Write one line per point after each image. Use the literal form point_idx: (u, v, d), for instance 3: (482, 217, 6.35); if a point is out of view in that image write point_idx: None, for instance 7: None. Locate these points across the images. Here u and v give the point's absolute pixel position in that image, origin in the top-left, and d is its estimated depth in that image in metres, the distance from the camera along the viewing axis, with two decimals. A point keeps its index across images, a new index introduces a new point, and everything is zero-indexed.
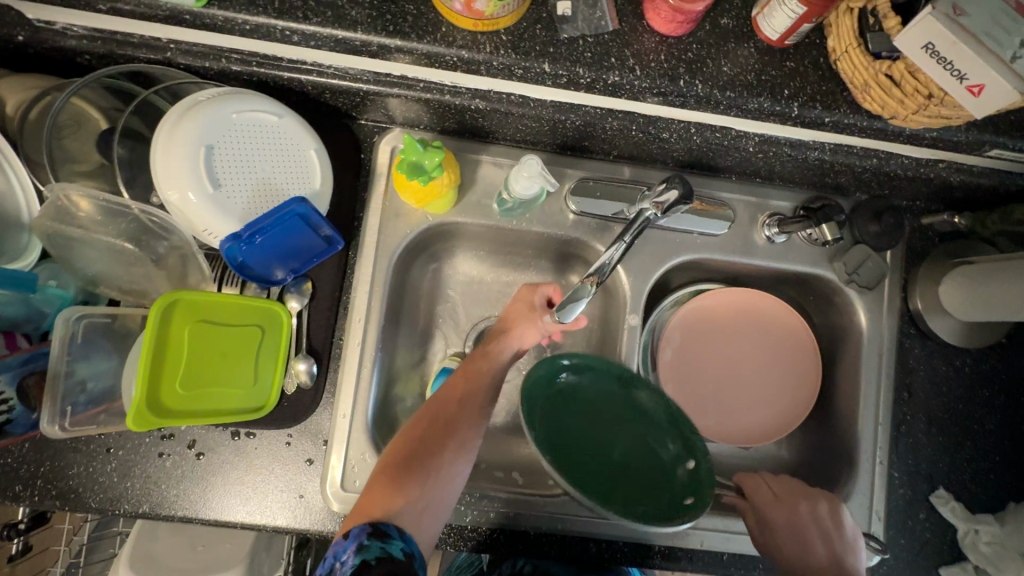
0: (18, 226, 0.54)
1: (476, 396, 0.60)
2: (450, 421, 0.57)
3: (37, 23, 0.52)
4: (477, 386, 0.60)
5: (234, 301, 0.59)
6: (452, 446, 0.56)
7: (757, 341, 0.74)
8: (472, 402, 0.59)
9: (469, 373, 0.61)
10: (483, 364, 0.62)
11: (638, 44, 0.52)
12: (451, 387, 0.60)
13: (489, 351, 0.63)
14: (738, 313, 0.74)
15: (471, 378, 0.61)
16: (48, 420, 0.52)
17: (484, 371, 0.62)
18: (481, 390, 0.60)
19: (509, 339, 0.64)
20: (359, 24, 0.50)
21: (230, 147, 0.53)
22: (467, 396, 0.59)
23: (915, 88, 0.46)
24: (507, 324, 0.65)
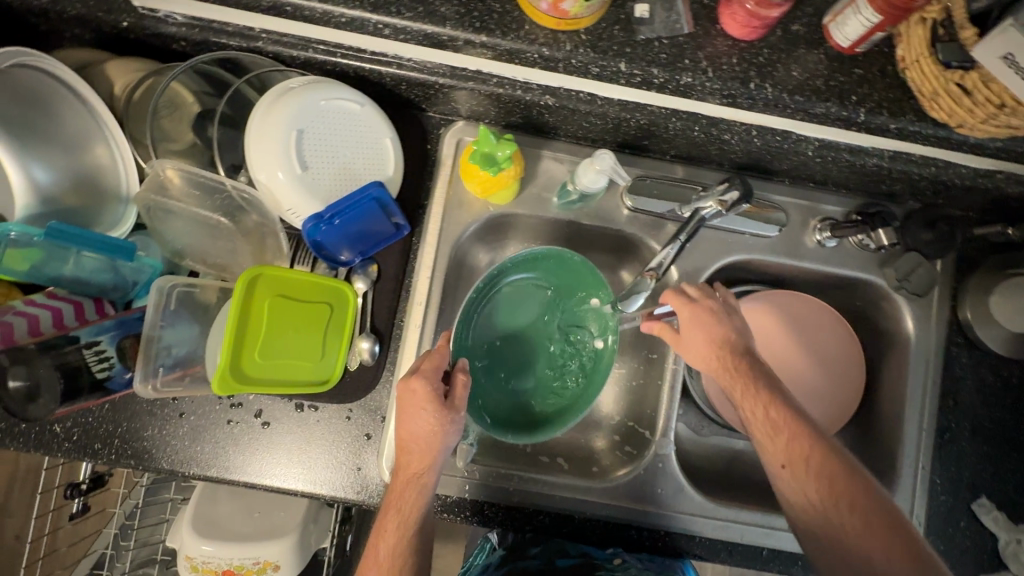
0: (115, 198, 0.58)
1: (406, 548, 0.54)
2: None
3: (143, 11, 0.56)
4: (401, 550, 0.54)
5: (308, 278, 0.63)
6: None
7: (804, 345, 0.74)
8: (407, 559, 0.54)
9: (392, 528, 0.55)
10: (398, 526, 0.55)
11: (711, 47, 0.54)
12: (378, 549, 0.55)
13: (407, 492, 0.56)
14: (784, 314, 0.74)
15: (393, 547, 0.54)
16: (142, 379, 0.55)
17: (410, 521, 0.55)
18: (412, 537, 0.55)
19: (423, 474, 0.56)
20: (448, 20, 0.53)
21: (316, 133, 0.57)
22: (396, 554, 0.54)
23: (987, 97, 0.48)
24: (409, 446, 0.56)
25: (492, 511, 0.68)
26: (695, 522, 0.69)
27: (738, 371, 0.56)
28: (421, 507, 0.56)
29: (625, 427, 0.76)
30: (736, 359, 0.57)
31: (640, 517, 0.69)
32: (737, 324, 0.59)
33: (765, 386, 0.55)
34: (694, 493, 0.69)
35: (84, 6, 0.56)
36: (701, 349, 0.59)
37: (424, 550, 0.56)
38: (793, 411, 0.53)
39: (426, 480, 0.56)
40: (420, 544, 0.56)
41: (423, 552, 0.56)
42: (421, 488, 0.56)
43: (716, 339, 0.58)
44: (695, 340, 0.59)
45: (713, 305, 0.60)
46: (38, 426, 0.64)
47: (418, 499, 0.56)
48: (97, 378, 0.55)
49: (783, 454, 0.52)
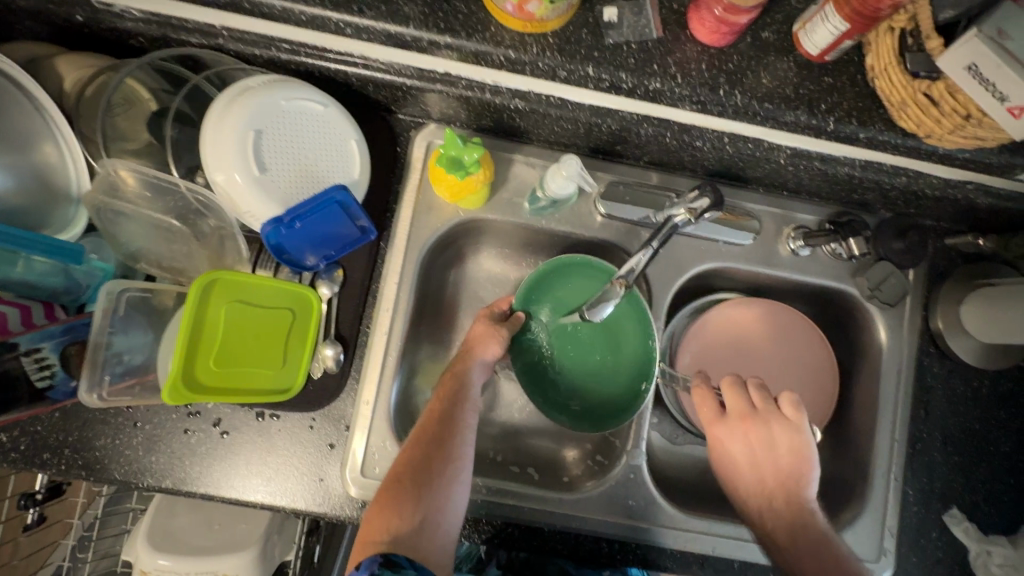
0: (66, 199, 0.56)
1: (455, 403, 0.59)
2: (441, 433, 0.56)
3: (96, 5, 0.54)
4: (451, 402, 0.59)
5: (268, 284, 0.60)
6: (441, 463, 0.54)
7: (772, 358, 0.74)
8: (455, 410, 0.58)
9: (444, 388, 0.61)
10: (454, 380, 0.61)
11: (680, 52, 0.53)
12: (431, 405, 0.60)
13: (459, 361, 0.63)
14: (759, 328, 0.74)
15: (442, 409, 0.59)
16: (86, 388, 0.53)
17: (456, 380, 0.61)
18: (460, 395, 0.60)
19: (476, 357, 0.63)
20: (412, 20, 0.51)
21: (276, 133, 0.55)
22: (446, 405, 0.59)
23: (953, 108, 0.47)
24: (471, 340, 0.65)
25: (460, 523, 0.66)
26: (667, 535, 0.67)
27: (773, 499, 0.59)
28: (469, 371, 0.62)
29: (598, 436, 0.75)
30: (776, 493, 0.59)
31: (613, 529, 0.67)
32: (784, 451, 0.60)
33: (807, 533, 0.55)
34: (665, 504, 0.68)
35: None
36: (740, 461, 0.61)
37: (472, 414, 0.59)
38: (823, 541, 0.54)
39: (475, 352, 0.63)
40: (468, 405, 0.60)
41: (468, 411, 0.59)
42: (471, 359, 0.63)
43: (755, 462, 0.60)
44: (732, 439, 0.62)
45: (772, 413, 0.62)
46: None
47: (466, 363, 0.62)
48: (37, 387, 0.53)
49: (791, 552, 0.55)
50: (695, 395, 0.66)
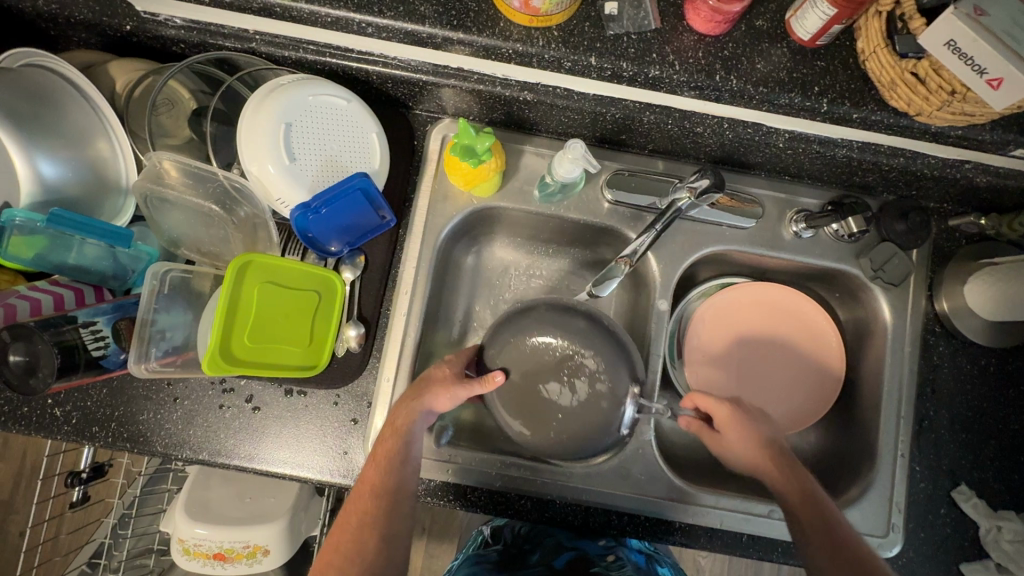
0: (116, 190, 0.61)
1: (392, 470, 0.56)
2: (379, 506, 0.55)
3: (143, 14, 0.60)
4: (393, 461, 0.57)
5: (296, 267, 0.65)
6: (380, 537, 0.54)
7: (774, 342, 0.76)
8: (393, 479, 0.56)
9: (383, 450, 0.57)
10: (393, 434, 0.58)
11: (678, 42, 0.56)
12: (367, 469, 0.57)
13: (399, 414, 0.59)
14: (766, 316, 0.76)
15: (381, 473, 0.56)
16: (136, 359, 0.58)
17: (397, 440, 0.57)
18: (400, 458, 0.57)
19: (425, 405, 0.58)
20: (427, 19, 0.56)
21: (305, 127, 0.60)
22: (383, 472, 0.56)
23: (939, 84, 0.50)
24: (422, 384, 0.60)
25: (475, 495, 0.70)
26: (676, 508, 0.70)
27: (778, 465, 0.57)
28: (412, 429, 0.58)
29: None
30: (773, 452, 0.58)
31: (624, 503, 0.69)
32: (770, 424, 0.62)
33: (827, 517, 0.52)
34: (673, 478, 0.70)
35: (89, 10, 0.60)
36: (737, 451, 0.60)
37: (413, 476, 0.58)
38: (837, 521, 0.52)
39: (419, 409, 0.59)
40: (408, 469, 0.57)
41: (410, 472, 0.57)
42: (411, 417, 0.58)
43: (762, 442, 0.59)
44: (732, 434, 0.61)
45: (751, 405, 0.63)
46: (40, 408, 0.67)
47: (409, 419, 0.58)
48: (93, 356, 0.57)
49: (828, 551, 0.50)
50: (688, 398, 0.65)
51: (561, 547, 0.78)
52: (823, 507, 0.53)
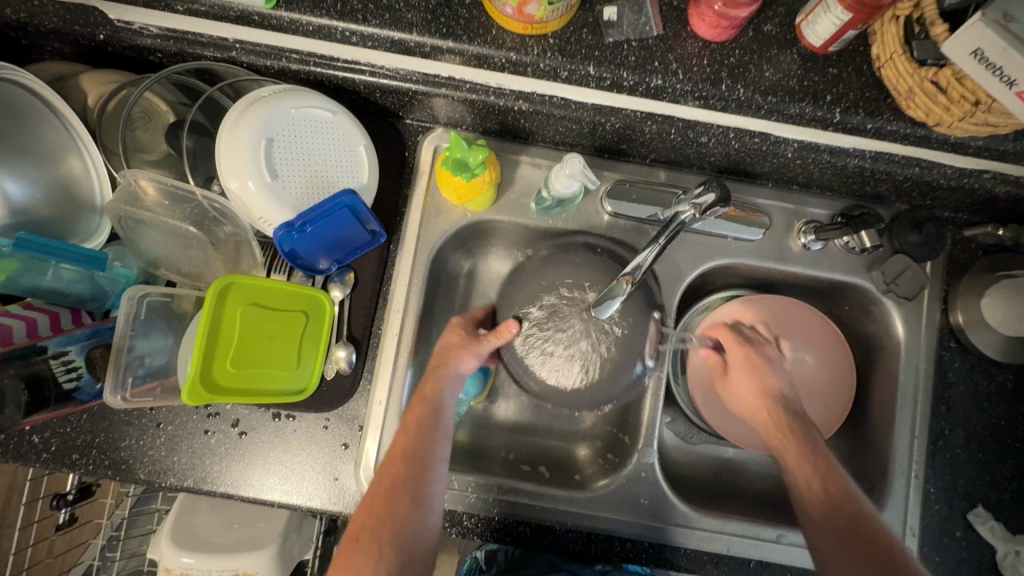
0: (90, 210, 0.58)
1: (424, 435, 0.57)
2: (409, 472, 0.55)
3: (116, 23, 0.57)
4: (422, 424, 0.58)
5: (280, 287, 0.62)
6: (410, 500, 0.54)
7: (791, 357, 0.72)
8: (422, 446, 0.56)
9: (412, 418, 0.58)
10: (422, 400, 0.59)
11: (681, 49, 0.53)
12: (396, 439, 0.58)
13: (428, 383, 0.60)
14: (786, 328, 0.72)
15: (410, 437, 0.57)
16: (113, 389, 0.55)
17: (426, 408, 0.58)
18: (429, 427, 0.58)
19: (453, 368, 0.61)
20: (414, 27, 0.53)
21: (288, 141, 0.57)
22: (413, 437, 0.57)
23: (961, 94, 0.46)
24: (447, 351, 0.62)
25: (471, 522, 0.67)
26: (681, 533, 0.67)
27: (781, 420, 0.59)
28: (440, 397, 0.59)
29: (608, 434, 0.75)
30: (785, 419, 0.59)
31: (627, 528, 0.67)
32: (781, 375, 0.64)
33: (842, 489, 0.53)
34: (678, 503, 0.67)
35: (59, 19, 0.57)
36: (747, 397, 0.63)
37: (442, 443, 0.58)
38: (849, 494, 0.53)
39: (444, 376, 0.60)
40: (437, 438, 0.58)
41: (439, 439, 0.58)
42: (438, 386, 0.60)
43: (762, 387, 0.62)
44: (739, 375, 0.64)
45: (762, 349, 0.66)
46: (16, 435, 0.64)
47: (438, 386, 0.60)
48: (65, 388, 0.54)
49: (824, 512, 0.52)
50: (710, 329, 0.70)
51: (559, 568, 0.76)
52: (834, 469, 0.55)
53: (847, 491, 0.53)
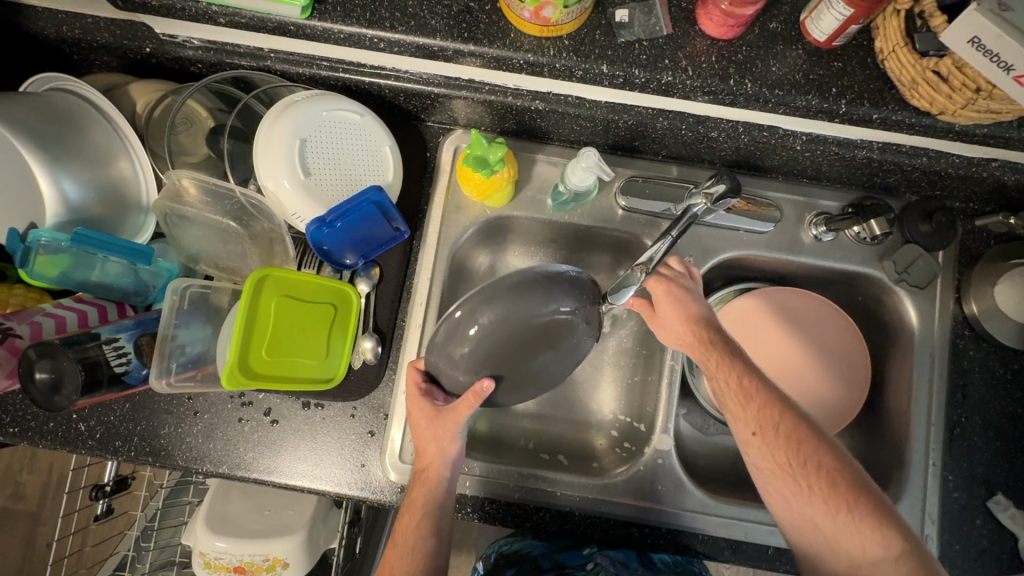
0: (137, 208, 0.63)
1: (413, 556, 0.56)
2: None
3: (161, 36, 0.62)
4: (411, 546, 0.56)
5: (311, 280, 0.65)
6: None
7: (800, 341, 0.73)
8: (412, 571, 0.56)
9: (402, 529, 0.57)
10: (409, 516, 0.58)
11: (690, 47, 0.56)
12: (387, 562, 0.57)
13: (415, 491, 0.59)
14: (788, 315, 0.73)
15: (398, 559, 0.57)
16: (158, 375, 0.59)
17: (411, 523, 0.57)
18: (418, 544, 0.57)
19: (431, 464, 0.59)
20: (438, 32, 0.56)
21: (320, 142, 0.60)
22: (403, 560, 0.56)
23: (963, 83, 0.48)
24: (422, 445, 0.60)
25: (493, 507, 0.69)
26: (699, 520, 0.68)
27: (713, 350, 0.58)
28: (428, 507, 0.58)
29: (624, 423, 0.77)
30: (708, 338, 0.59)
31: (645, 515, 0.68)
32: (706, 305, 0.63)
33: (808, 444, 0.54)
34: (696, 490, 0.69)
35: (111, 34, 0.62)
36: (678, 329, 0.61)
37: (436, 557, 0.57)
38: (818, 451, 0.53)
39: (434, 479, 0.59)
40: (428, 556, 0.56)
41: (430, 556, 0.57)
42: (430, 488, 0.59)
43: (690, 319, 0.61)
44: (668, 313, 0.62)
45: (682, 279, 0.64)
46: (65, 423, 0.68)
47: (424, 496, 0.58)
48: (116, 372, 0.57)
49: (770, 456, 0.54)
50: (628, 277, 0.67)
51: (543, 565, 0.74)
52: (775, 402, 0.55)
53: (792, 423, 0.55)
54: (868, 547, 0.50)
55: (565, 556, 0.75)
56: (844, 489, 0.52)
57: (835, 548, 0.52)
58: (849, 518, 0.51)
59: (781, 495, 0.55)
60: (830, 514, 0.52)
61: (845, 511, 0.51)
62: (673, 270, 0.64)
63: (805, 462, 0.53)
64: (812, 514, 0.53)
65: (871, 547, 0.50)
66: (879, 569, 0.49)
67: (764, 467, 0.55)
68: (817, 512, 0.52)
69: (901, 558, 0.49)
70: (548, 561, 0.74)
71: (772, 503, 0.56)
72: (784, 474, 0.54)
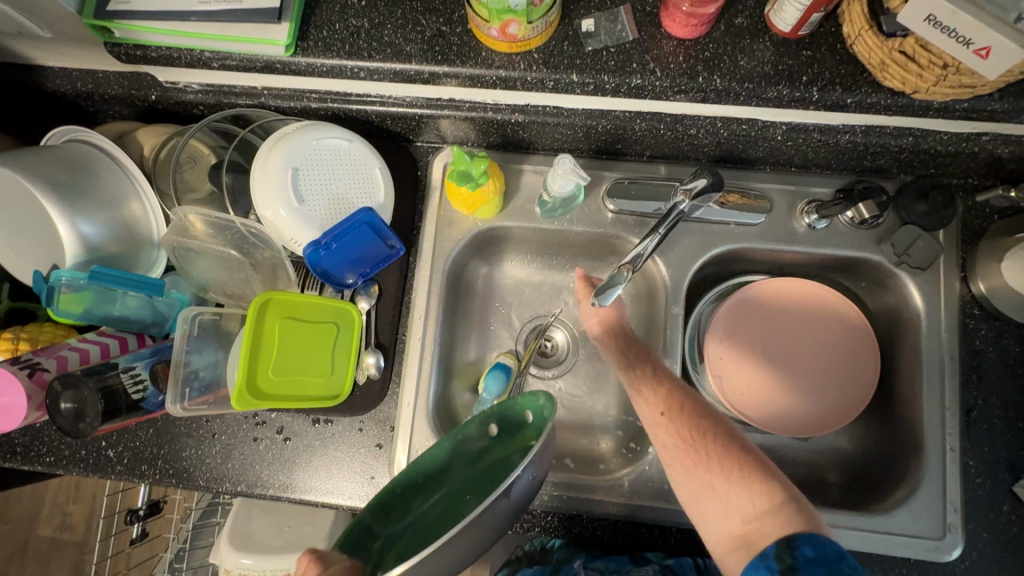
0: (149, 245, 0.67)
1: None
2: None
3: (165, 84, 0.67)
4: None
5: (313, 301, 0.68)
6: None
7: (784, 343, 0.74)
8: None
9: None
10: None
11: (658, 49, 0.57)
12: None
13: None
14: (760, 329, 0.74)
15: None
16: (173, 400, 0.62)
17: None
18: None
19: None
20: (413, 57, 0.59)
21: (311, 169, 0.63)
22: None
23: (930, 60, 0.48)
24: None
25: None
26: None
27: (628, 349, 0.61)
28: None
29: (629, 425, 0.77)
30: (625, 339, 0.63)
31: (653, 514, 0.68)
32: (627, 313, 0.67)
33: (707, 418, 0.55)
34: None
35: (121, 87, 0.67)
36: (599, 331, 0.64)
37: None
38: (717, 422, 0.55)
39: None
40: None
41: None
42: None
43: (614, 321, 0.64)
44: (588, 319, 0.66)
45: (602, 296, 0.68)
46: (94, 450, 0.73)
47: None
48: (134, 399, 0.60)
49: (674, 434, 0.54)
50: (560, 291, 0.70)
51: None
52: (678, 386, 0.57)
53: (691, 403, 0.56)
54: (754, 503, 0.50)
55: None
56: (737, 454, 0.52)
57: (728, 512, 0.50)
58: (744, 486, 0.50)
59: (683, 470, 0.53)
60: (724, 476, 0.51)
61: (736, 473, 0.51)
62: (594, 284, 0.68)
63: (707, 436, 0.53)
64: (709, 482, 0.52)
65: (756, 509, 0.49)
66: (764, 524, 0.48)
67: (670, 447, 0.54)
68: (714, 481, 0.52)
69: (783, 506, 0.49)
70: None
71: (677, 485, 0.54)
72: (683, 447, 0.54)
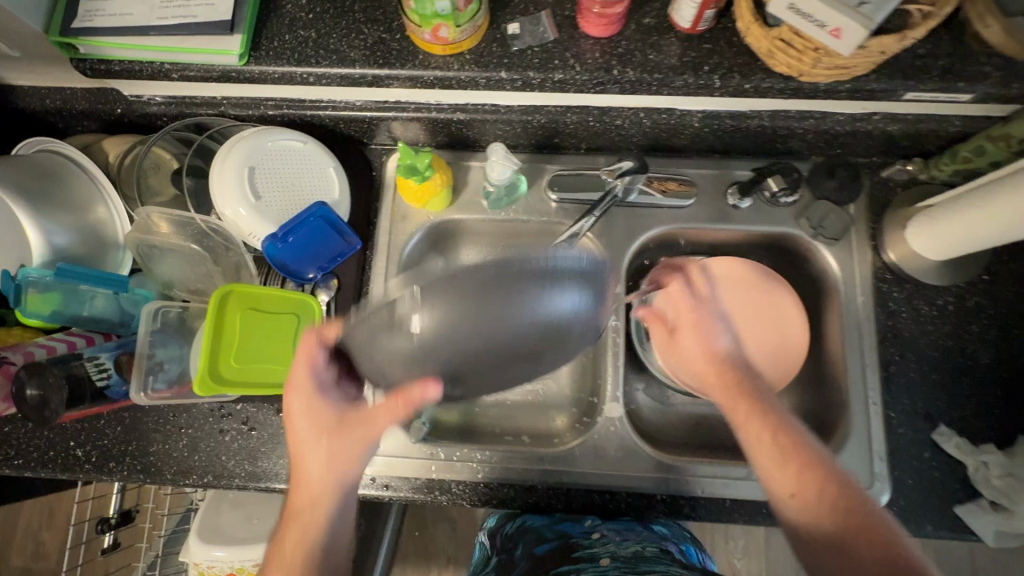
0: (115, 245, 0.71)
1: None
2: None
3: (129, 97, 0.72)
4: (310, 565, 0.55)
5: (273, 293, 0.71)
6: None
7: (726, 319, 0.75)
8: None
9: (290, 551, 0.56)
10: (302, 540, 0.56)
11: (577, 47, 0.64)
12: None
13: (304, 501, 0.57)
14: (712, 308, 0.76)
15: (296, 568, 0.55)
16: (137, 388, 0.65)
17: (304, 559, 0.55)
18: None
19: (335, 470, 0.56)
20: (357, 62, 0.64)
21: (267, 169, 0.68)
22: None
23: (804, 45, 0.55)
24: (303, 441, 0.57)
25: (460, 489, 0.73)
26: (655, 480, 0.71)
27: (726, 376, 0.62)
28: (318, 526, 0.56)
29: (582, 401, 0.81)
30: (727, 368, 0.62)
31: (604, 480, 0.72)
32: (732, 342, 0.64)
33: (823, 473, 0.53)
34: (649, 452, 0.72)
35: (88, 102, 0.72)
36: (699, 365, 0.64)
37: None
38: (837, 482, 0.53)
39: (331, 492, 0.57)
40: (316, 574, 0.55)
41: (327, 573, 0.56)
42: (321, 509, 0.57)
43: (711, 355, 0.63)
44: (687, 342, 0.64)
45: (713, 305, 0.65)
46: (64, 451, 0.75)
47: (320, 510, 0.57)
48: (98, 386, 0.64)
49: (795, 490, 0.53)
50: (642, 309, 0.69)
51: (548, 536, 0.75)
52: (795, 436, 0.56)
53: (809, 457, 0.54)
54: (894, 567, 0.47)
55: (565, 527, 0.76)
56: (861, 514, 0.50)
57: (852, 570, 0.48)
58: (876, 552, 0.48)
59: (811, 530, 0.52)
60: (864, 538, 0.49)
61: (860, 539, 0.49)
62: (701, 292, 0.66)
63: (819, 493, 0.52)
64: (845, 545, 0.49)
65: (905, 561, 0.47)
66: None
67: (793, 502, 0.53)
68: (851, 547, 0.49)
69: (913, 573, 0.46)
70: (550, 532, 0.75)
71: (811, 552, 0.52)
72: (804, 499, 0.53)
